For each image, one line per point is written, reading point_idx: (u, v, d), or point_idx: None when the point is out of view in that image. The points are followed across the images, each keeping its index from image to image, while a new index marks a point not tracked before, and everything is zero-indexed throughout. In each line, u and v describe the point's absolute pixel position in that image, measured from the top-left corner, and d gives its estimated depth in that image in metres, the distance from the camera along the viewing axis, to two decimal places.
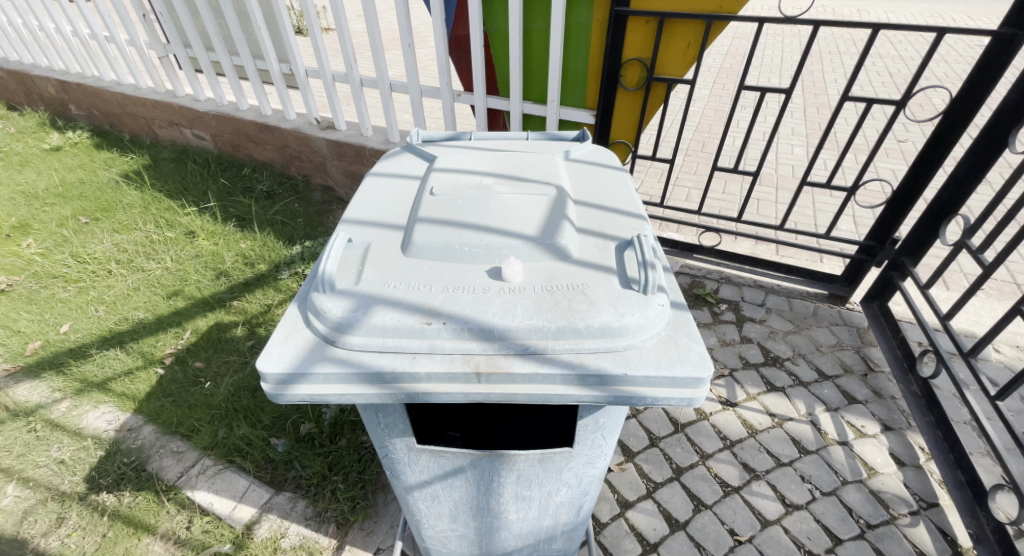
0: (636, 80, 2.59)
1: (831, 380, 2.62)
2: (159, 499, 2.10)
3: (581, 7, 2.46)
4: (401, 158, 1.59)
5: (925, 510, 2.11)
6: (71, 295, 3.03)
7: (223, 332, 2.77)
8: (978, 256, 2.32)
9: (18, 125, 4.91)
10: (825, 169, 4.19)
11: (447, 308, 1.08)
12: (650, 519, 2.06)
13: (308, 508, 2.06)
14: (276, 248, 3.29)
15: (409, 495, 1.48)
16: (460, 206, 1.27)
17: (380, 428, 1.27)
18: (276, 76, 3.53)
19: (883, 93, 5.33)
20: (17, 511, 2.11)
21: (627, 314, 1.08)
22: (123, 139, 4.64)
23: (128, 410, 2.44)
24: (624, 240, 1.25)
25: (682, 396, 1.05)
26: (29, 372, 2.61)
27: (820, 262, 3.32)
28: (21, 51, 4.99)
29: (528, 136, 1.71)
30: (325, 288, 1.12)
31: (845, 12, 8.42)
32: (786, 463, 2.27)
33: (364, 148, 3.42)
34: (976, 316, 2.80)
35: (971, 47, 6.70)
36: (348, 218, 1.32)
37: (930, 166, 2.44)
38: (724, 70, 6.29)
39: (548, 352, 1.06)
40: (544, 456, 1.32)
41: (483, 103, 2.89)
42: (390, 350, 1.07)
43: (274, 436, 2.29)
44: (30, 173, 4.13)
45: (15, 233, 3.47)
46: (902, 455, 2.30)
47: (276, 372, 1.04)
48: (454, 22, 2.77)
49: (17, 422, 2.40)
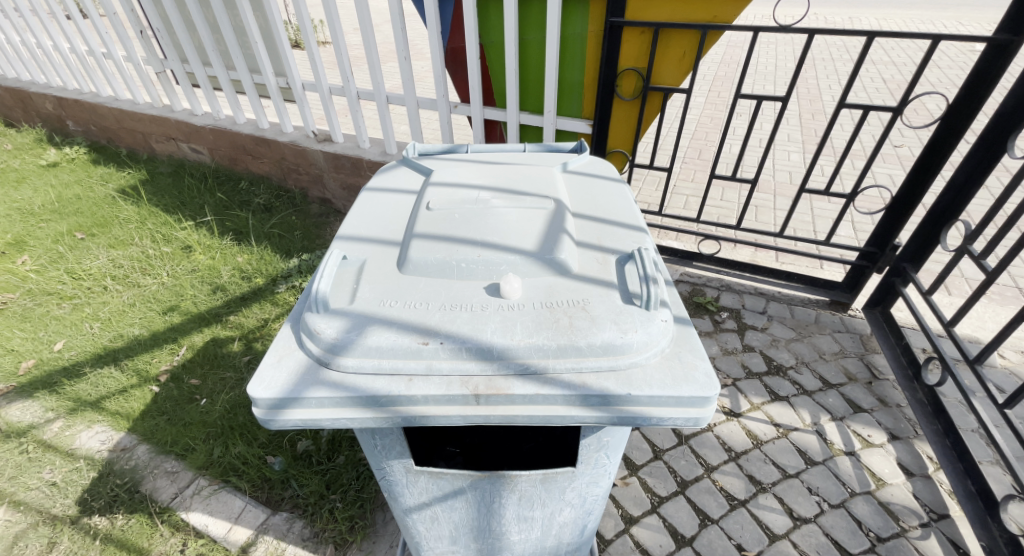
0: (632, 90, 2.59)
1: (835, 388, 2.59)
2: (153, 521, 2.06)
3: (576, 18, 2.45)
4: (397, 172, 1.56)
5: (935, 522, 2.07)
6: (66, 312, 3.00)
7: (220, 347, 2.74)
8: (980, 262, 2.29)
9: (15, 142, 4.90)
10: (823, 175, 4.19)
11: (445, 328, 1.05)
12: (656, 535, 2.02)
13: (306, 529, 2.01)
14: (273, 261, 3.27)
15: (408, 517, 1.44)
16: (457, 221, 1.24)
17: (377, 450, 1.23)
18: (273, 89, 3.52)
19: (878, 99, 5.36)
20: (7, 536, 2.06)
21: (630, 331, 1.05)
22: (120, 154, 4.62)
23: (123, 429, 2.39)
24: (624, 254, 1.23)
25: (688, 416, 1.02)
26: (23, 391, 2.57)
27: (820, 268, 3.29)
28: (18, 68, 5.00)
29: (525, 148, 1.70)
30: (319, 308, 1.09)
31: (837, 21, 8.53)
32: (793, 474, 2.22)
33: (361, 160, 3.41)
34: (980, 322, 2.78)
35: (963, 53, 6.78)
36: (343, 233, 1.30)
37: (930, 170, 2.42)
38: (719, 78, 6.34)
39: (549, 372, 1.03)
40: (547, 476, 1.28)
41: (479, 114, 2.88)
42: (385, 372, 1.03)
43: (270, 454, 2.23)
44: (26, 190, 4.11)
45: (10, 250, 3.45)
46: (910, 466, 2.25)
47: (267, 398, 1.01)
48: (450, 35, 2.77)
49: (10, 443, 2.35)
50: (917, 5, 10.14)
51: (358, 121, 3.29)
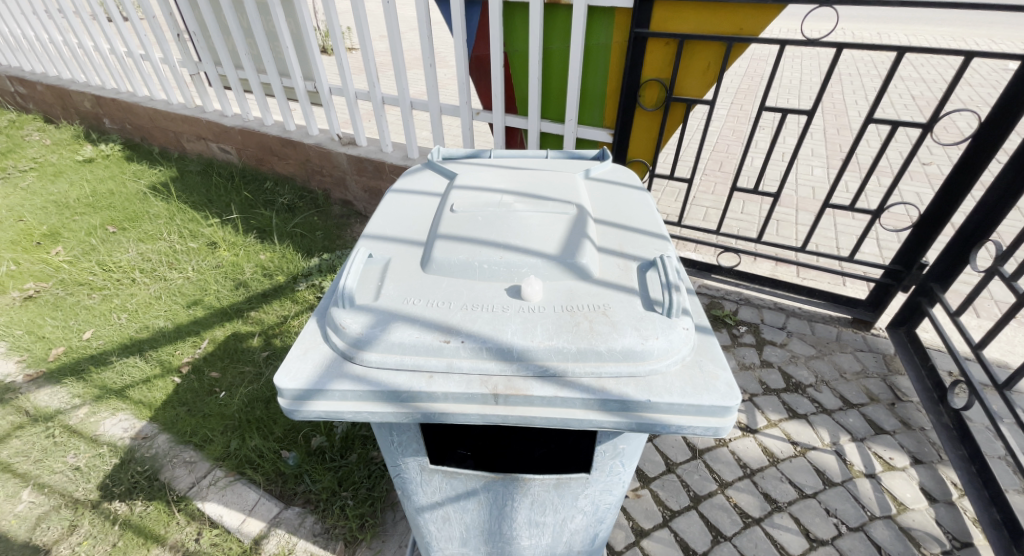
0: (654, 100, 2.60)
1: (856, 408, 2.53)
2: (170, 509, 2.10)
3: (601, 28, 2.48)
4: (421, 174, 1.59)
5: (958, 550, 2.01)
6: (95, 302, 3.09)
7: (240, 342, 2.79)
8: (1011, 284, 2.22)
9: (54, 138, 5.11)
10: (847, 191, 4.13)
11: (466, 326, 1.07)
12: (667, 549, 1.99)
13: (317, 524, 2.03)
14: (294, 259, 3.33)
15: (420, 516, 1.45)
16: (480, 223, 1.26)
17: (393, 447, 1.25)
18: (302, 93, 3.60)
19: (906, 116, 5.27)
20: (31, 517, 2.12)
21: (651, 337, 1.05)
22: (152, 151, 4.77)
23: (144, 418, 2.45)
24: (646, 261, 1.23)
25: (708, 425, 1.02)
26: (51, 377, 2.65)
27: (842, 285, 3.23)
28: (60, 67, 5.20)
29: (547, 154, 1.71)
30: (345, 303, 1.12)
31: (866, 36, 8.42)
32: (810, 495, 2.18)
33: (383, 164, 3.47)
34: (1009, 346, 2.70)
35: (995, 71, 6.65)
36: (368, 233, 1.32)
37: (960, 189, 2.36)
38: (743, 90, 6.29)
39: (568, 375, 1.04)
40: (560, 481, 1.28)
41: (501, 121, 2.90)
42: (407, 368, 1.05)
43: (285, 449, 2.27)
44: (63, 184, 4.27)
45: (46, 241, 3.59)
46: (933, 491, 2.19)
47: (292, 389, 1.03)
48: (475, 43, 2.81)
49: (37, 428, 2.44)
50: (950, 21, 9.93)
51: (382, 125, 3.34)
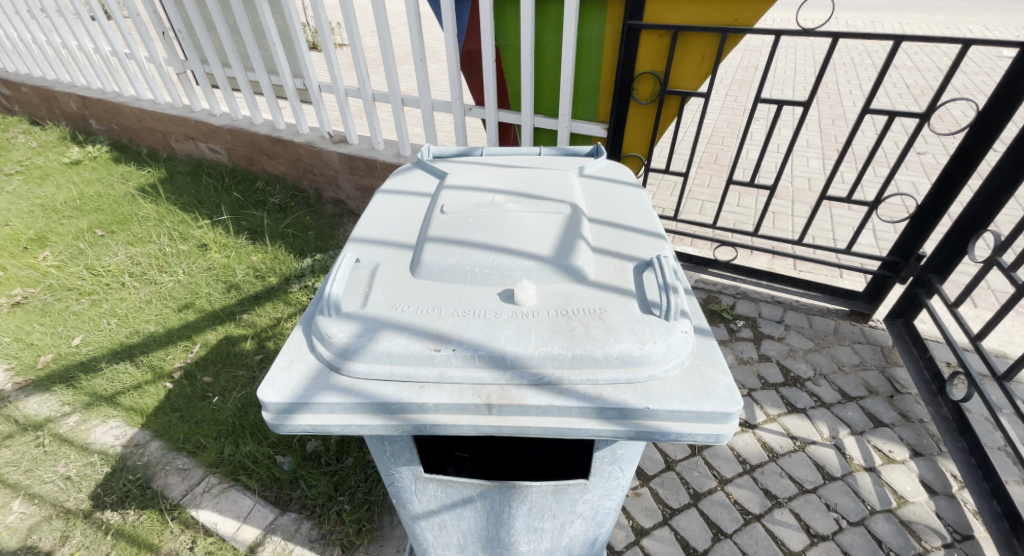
0: (648, 94, 2.55)
1: (854, 401, 2.52)
2: (164, 518, 2.06)
3: (593, 21, 2.43)
4: (411, 174, 1.55)
5: (958, 543, 2.00)
6: (84, 307, 3.04)
7: (233, 345, 2.75)
8: (1010, 275, 2.18)
9: (40, 140, 5.02)
10: (845, 182, 4.12)
11: (457, 333, 1.03)
12: (667, 547, 1.97)
13: (313, 530, 2.00)
14: (287, 260, 3.28)
15: (415, 524, 1.42)
16: (472, 225, 1.22)
17: (386, 457, 1.21)
18: (291, 91, 3.52)
19: (901, 106, 5.26)
20: (21, 529, 2.08)
21: (649, 342, 1.02)
22: (140, 152, 4.69)
23: (136, 425, 2.41)
24: (643, 261, 1.20)
25: (709, 432, 0.99)
26: (40, 385, 2.61)
27: (839, 277, 3.22)
28: (44, 67, 5.09)
29: (540, 151, 1.68)
30: (331, 312, 1.08)
31: (860, 25, 8.43)
32: (810, 489, 2.16)
33: (375, 161, 3.41)
34: (1007, 336, 2.69)
35: (988, 59, 6.68)
36: (356, 236, 1.28)
37: (958, 179, 2.33)
38: (736, 82, 6.27)
39: (564, 383, 1.01)
40: (558, 488, 1.25)
41: (494, 117, 2.86)
42: (396, 378, 1.02)
43: (280, 453, 2.24)
44: (49, 187, 4.20)
45: (33, 245, 3.53)
46: (933, 484, 2.18)
47: (276, 402, 1.00)
48: (466, 37, 2.75)
49: (26, 437, 2.39)
50: (944, 9, 9.94)
51: (373, 123, 3.28)
